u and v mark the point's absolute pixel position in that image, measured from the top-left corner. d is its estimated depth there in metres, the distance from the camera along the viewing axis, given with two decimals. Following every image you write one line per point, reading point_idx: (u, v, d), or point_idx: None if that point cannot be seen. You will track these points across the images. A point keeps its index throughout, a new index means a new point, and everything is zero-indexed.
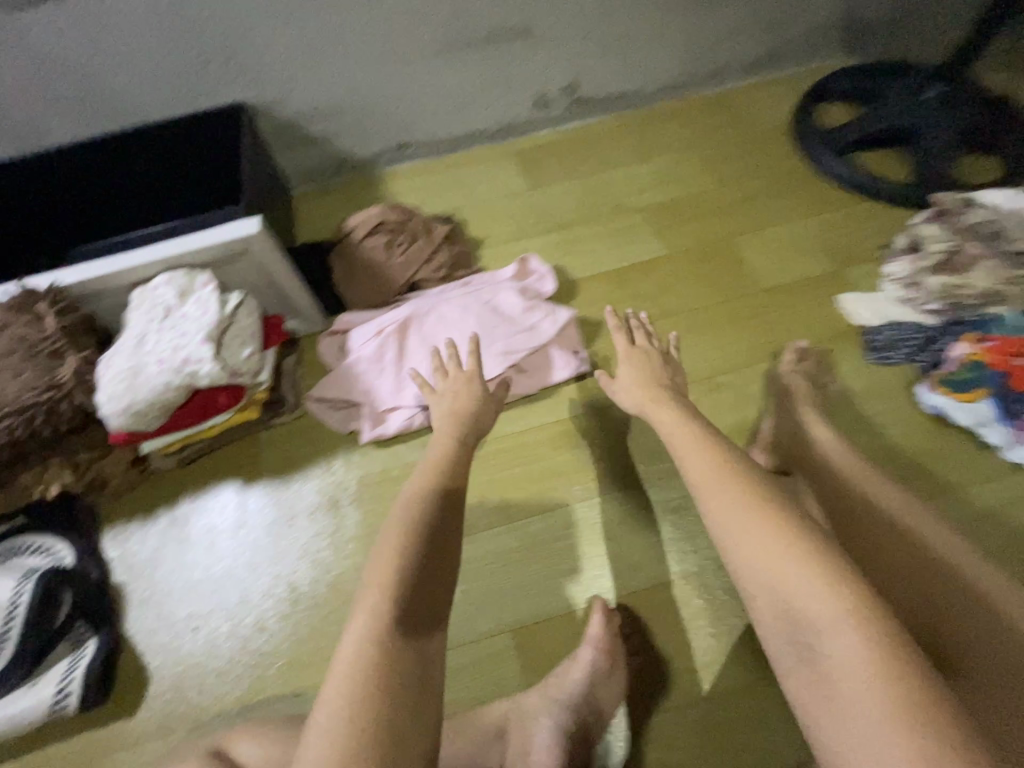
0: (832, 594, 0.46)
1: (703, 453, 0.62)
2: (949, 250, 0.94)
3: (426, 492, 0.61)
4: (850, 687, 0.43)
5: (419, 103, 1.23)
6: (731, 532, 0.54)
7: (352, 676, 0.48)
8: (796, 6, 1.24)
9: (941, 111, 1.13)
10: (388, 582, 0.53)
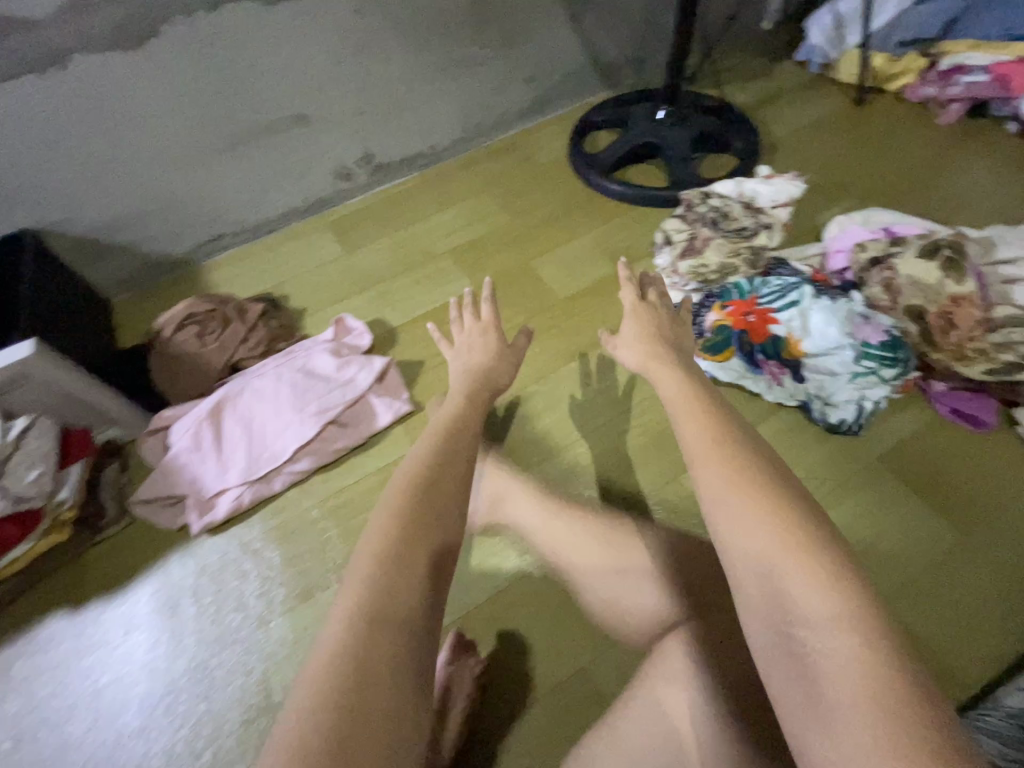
0: (834, 592, 0.44)
1: (701, 426, 0.58)
2: (692, 238, 1.09)
3: (436, 456, 0.58)
4: (831, 665, 0.41)
5: (221, 196, 1.29)
6: (720, 506, 0.51)
7: (346, 628, 0.43)
8: (545, 60, 1.44)
9: (672, 128, 1.34)
10: (398, 527, 0.50)
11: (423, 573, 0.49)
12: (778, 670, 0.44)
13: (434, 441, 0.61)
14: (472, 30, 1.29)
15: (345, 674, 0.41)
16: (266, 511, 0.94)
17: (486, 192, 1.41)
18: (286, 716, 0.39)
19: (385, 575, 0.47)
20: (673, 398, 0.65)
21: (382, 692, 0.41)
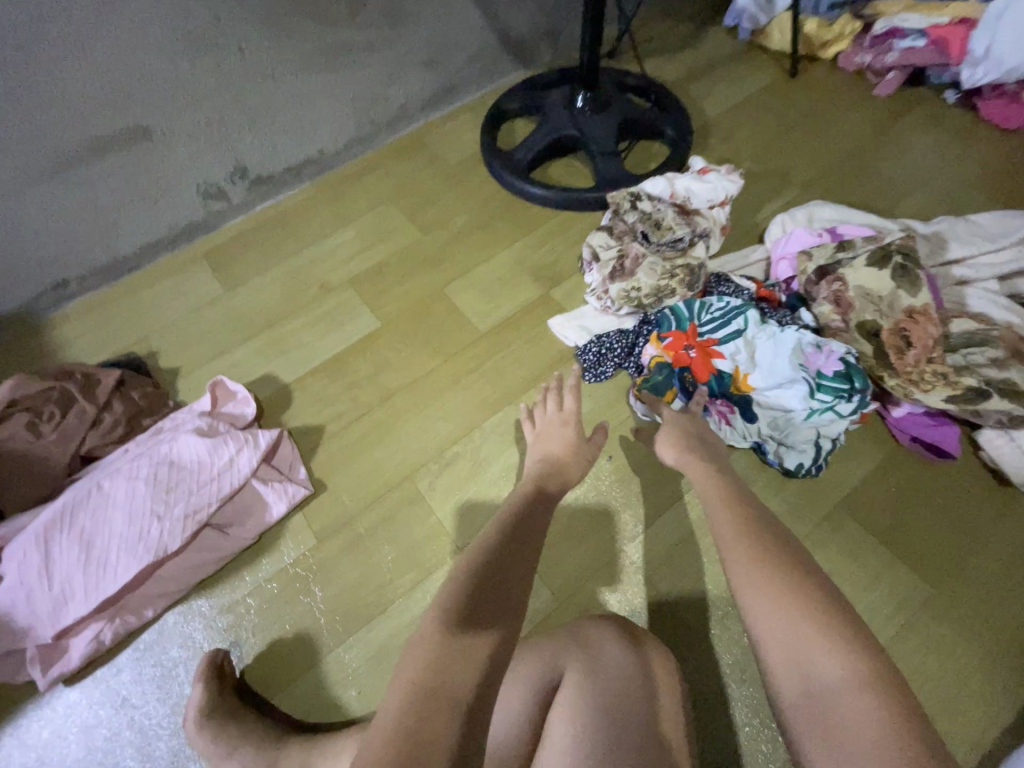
0: (851, 651, 0.42)
1: (722, 499, 0.57)
2: (622, 254, 0.95)
3: (518, 509, 0.58)
4: (850, 725, 0.39)
5: (53, 236, 1.04)
6: (742, 579, 0.48)
7: (422, 640, 0.42)
8: (443, 39, 1.23)
9: (593, 116, 1.17)
10: (483, 557, 0.50)
11: (508, 602, 0.46)
12: (806, 735, 0.41)
13: (517, 499, 0.60)
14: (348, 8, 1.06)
15: (420, 680, 0.39)
16: (137, 645, 0.77)
17: (391, 203, 1.21)
18: (378, 714, 0.39)
19: (465, 601, 0.45)
20: (703, 464, 0.65)
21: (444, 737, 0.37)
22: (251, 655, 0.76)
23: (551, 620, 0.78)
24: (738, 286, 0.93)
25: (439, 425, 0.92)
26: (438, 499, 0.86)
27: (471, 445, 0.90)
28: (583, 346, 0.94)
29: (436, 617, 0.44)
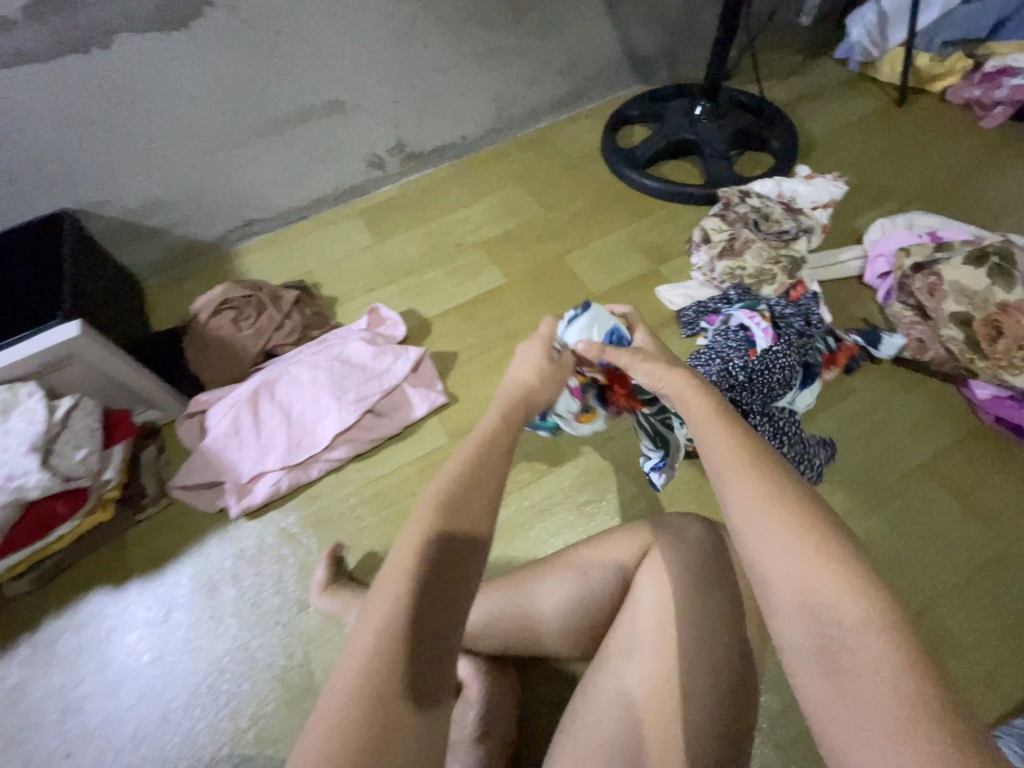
0: (869, 596, 0.41)
1: (726, 440, 0.51)
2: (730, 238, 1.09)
3: (467, 480, 0.48)
4: (860, 661, 0.39)
5: (254, 182, 1.26)
6: (753, 525, 0.45)
7: (359, 693, 0.38)
8: (582, 51, 1.42)
9: (710, 125, 1.32)
10: (425, 567, 0.43)
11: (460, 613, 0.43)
12: (808, 666, 0.40)
13: (470, 462, 0.49)
14: (510, 19, 1.26)
15: (365, 738, 0.36)
16: (302, 499, 0.95)
17: (519, 185, 1.40)
18: None
19: (417, 632, 0.41)
20: (696, 405, 0.57)
21: None
22: (389, 519, 0.92)
23: None
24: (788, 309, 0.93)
25: None
26: None
27: None
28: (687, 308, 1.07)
29: (375, 663, 0.39)
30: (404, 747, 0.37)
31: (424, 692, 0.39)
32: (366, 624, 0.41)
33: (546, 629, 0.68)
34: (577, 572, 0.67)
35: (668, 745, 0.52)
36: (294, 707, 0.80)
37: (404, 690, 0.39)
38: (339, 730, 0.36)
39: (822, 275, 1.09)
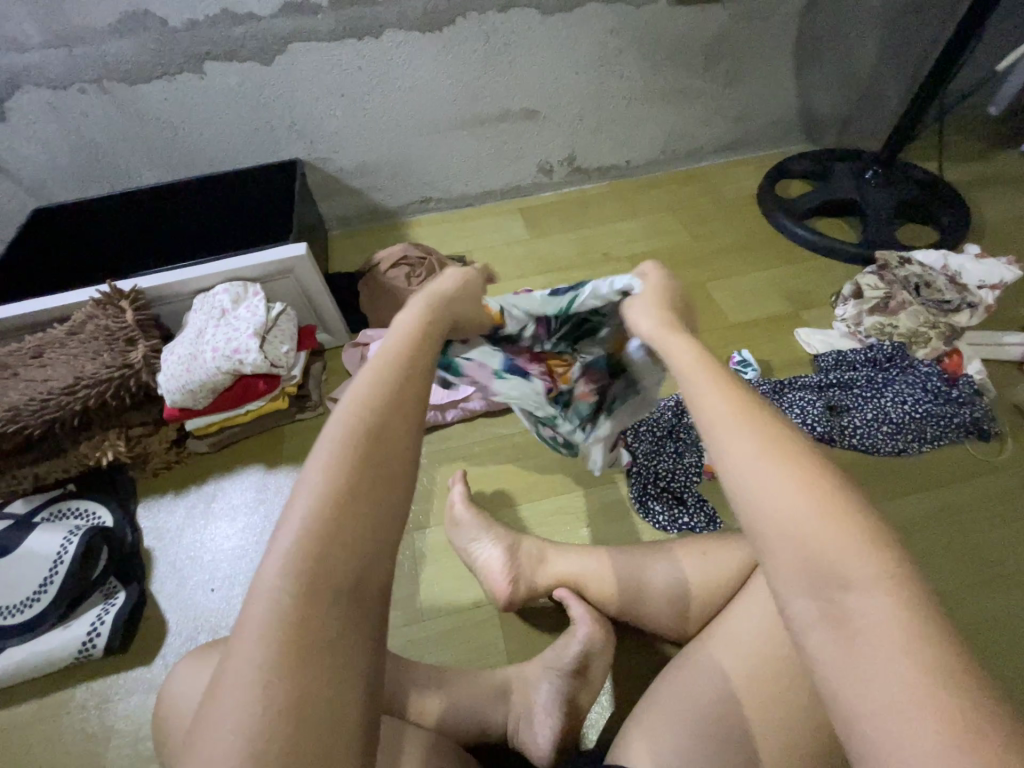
0: (874, 553, 0.34)
1: (721, 390, 0.46)
2: (884, 297, 1.10)
3: (385, 394, 0.44)
4: (868, 623, 0.32)
5: (443, 167, 1.44)
6: (749, 467, 0.40)
7: (272, 620, 0.35)
8: (759, 104, 1.49)
9: (879, 190, 1.34)
10: (341, 492, 0.39)
11: (380, 538, 0.39)
12: (817, 637, 0.34)
13: (386, 376, 0.46)
14: (703, 64, 1.37)
15: (293, 660, 0.34)
16: (435, 436, 1.06)
17: (671, 213, 1.49)
18: (233, 687, 0.33)
19: (349, 518, 0.38)
20: (687, 354, 0.53)
21: (335, 680, 0.35)
22: (506, 474, 1.00)
23: None
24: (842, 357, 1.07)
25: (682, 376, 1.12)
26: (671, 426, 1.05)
27: None
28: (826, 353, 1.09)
29: (293, 585, 0.36)
30: (337, 669, 0.35)
31: (352, 616, 0.37)
32: (279, 551, 0.37)
33: (658, 601, 0.74)
34: (700, 552, 0.74)
35: (783, 713, 0.52)
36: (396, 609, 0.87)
37: (329, 614, 0.36)
38: (263, 655, 0.34)
39: (976, 353, 1.07)
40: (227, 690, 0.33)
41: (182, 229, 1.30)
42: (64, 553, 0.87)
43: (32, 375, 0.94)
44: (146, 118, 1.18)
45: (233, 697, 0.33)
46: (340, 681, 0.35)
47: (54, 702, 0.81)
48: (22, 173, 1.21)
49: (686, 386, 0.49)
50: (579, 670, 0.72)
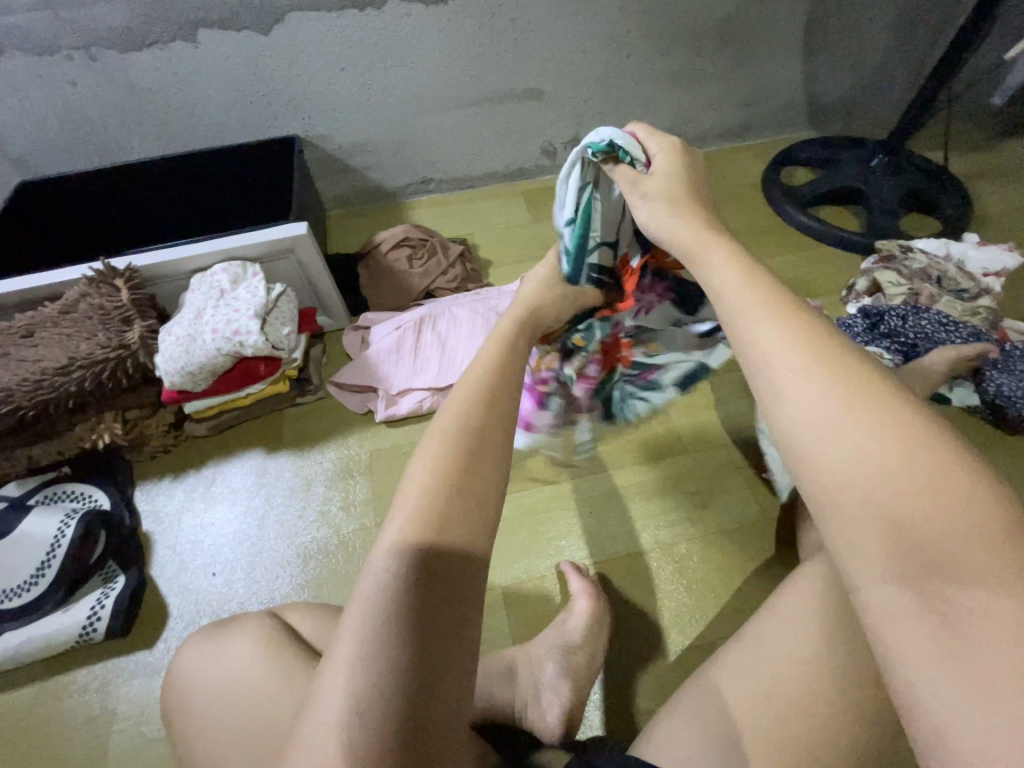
0: (1004, 544, 0.29)
1: (787, 335, 0.38)
2: (908, 293, 1.10)
3: (487, 396, 0.44)
4: (977, 618, 0.29)
5: (443, 147, 1.40)
6: (827, 434, 0.34)
7: (380, 615, 0.35)
8: (766, 88, 1.47)
9: (885, 179, 1.32)
10: (443, 493, 0.39)
11: (468, 539, 0.38)
12: (904, 626, 0.31)
13: (489, 378, 0.46)
14: (712, 46, 1.34)
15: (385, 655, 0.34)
16: None
17: None
18: (353, 676, 0.34)
19: (459, 521, 0.38)
20: (739, 278, 0.44)
21: (444, 681, 0.34)
22: (510, 459, 1.00)
23: (757, 528, 0.90)
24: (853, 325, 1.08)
25: None
26: (676, 413, 1.04)
27: (711, 384, 1.07)
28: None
29: (393, 584, 0.36)
30: (442, 667, 0.35)
31: (443, 628, 0.35)
32: (380, 549, 0.37)
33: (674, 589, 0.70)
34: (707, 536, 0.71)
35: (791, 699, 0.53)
36: None
37: (425, 616, 0.35)
38: (360, 656, 0.34)
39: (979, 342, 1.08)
40: (330, 680, 0.35)
41: (173, 205, 1.25)
42: (61, 538, 0.86)
43: (24, 355, 0.91)
44: (137, 88, 1.13)
45: (347, 682, 0.34)
46: (444, 678, 0.35)
47: (56, 684, 0.80)
48: (6, 144, 1.16)
49: (736, 326, 0.42)
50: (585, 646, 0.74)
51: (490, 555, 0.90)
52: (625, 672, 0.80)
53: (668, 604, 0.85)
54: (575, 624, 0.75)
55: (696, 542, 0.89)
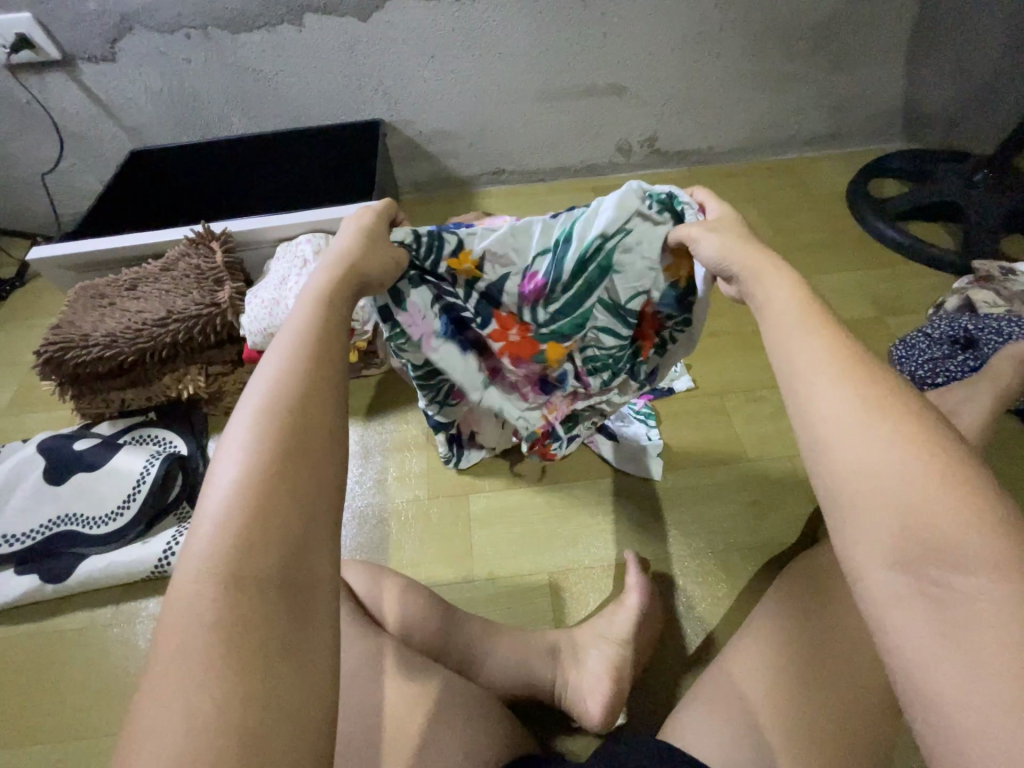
0: (1005, 537, 0.31)
1: (832, 346, 0.41)
2: (1007, 313, 1.02)
3: (302, 374, 0.42)
4: (971, 603, 0.30)
5: (520, 139, 1.41)
6: (850, 429, 0.37)
7: (192, 620, 0.32)
8: (861, 95, 1.40)
9: (989, 196, 1.23)
10: (254, 484, 0.36)
11: (312, 499, 0.38)
12: (903, 608, 0.33)
13: (299, 355, 0.44)
14: (807, 48, 1.30)
15: (223, 636, 0.32)
16: None
17: (752, 206, 1.42)
18: (157, 693, 0.31)
19: (265, 509, 0.36)
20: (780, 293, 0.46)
21: (273, 673, 0.32)
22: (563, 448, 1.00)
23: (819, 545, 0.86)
24: (911, 343, 1.04)
25: (754, 370, 1.07)
26: (737, 420, 1.01)
27: (777, 395, 1.03)
28: (898, 346, 1.06)
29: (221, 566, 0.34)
30: (272, 666, 0.32)
31: (285, 609, 0.34)
32: (195, 541, 0.35)
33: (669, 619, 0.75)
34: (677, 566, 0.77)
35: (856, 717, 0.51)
36: (446, 564, 0.89)
37: (264, 591, 0.34)
38: (182, 650, 0.31)
39: None
40: (160, 670, 0.31)
41: (262, 180, 1.33)
42: (145, 476, 0.92)
43: (128, 305, 0.99)
44: (243, 68, 1.21)
45: (155, 703, 0.30)
46: (277, 673, 0.32)
47: (127, 610, 0.86)
48: (124, 116, 1.27)
49: (778, 334, 0.44)
50: (631, 640, 0.73)
51: (536, 540, 0.91)
52: (667, 675, 0.78)
53: (718, 611, 0.82)
54: (624, 619, 0.74)
55: (751, 553, 0.86)
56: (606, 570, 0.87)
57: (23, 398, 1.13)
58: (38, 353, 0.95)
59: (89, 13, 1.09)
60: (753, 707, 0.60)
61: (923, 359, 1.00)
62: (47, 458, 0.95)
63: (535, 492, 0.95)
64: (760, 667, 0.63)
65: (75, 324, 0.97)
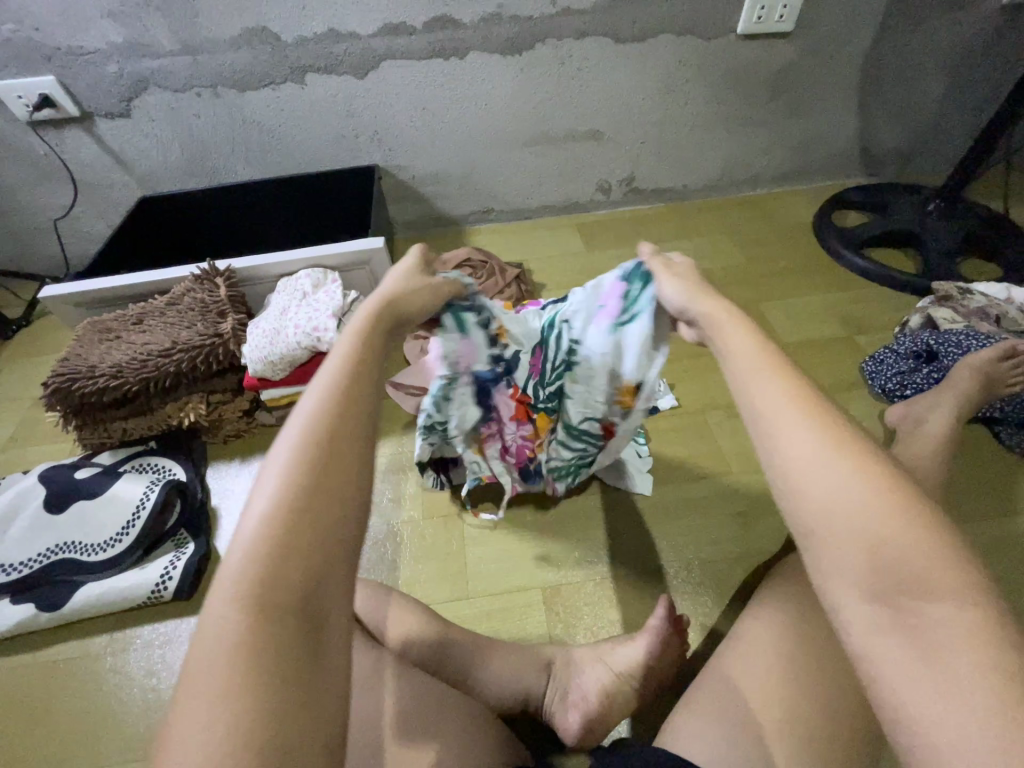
0: (952, 559, 0.35)
1: (778, 383, 0.44)
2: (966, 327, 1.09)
3: (340, 408, 0.43)
4: (936, 627, 0.33)
5: (506, 180, 1.51)
6: (809, 469, 0.39)
7: (222, 653, 0.34)
8: (819, 136, 1.52)
9: (942, 223, 1.33)
10: (288, 519, 0.38)
11: (338, 532, 0.39)
12: (878, 639, 0.35)
13: (335, 388, 0.45)
14: (766, 96, 1.42)
15: (233, 688, 0.33)
16: None
17: (726, 236, 1.51)
18: (188, 725, 0.32)
19: (300, 545, 0.37)
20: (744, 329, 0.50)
21: (300, 711, 0.34)
22: None
23: None
24: (877, 361, 1.11)
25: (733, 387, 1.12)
26: (720, 435, 1.05)
27: None
28: (867, 363, 1.12)
29: (239, 621, 0.35)
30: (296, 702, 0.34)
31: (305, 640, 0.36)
32: (222, 582, 0.36)
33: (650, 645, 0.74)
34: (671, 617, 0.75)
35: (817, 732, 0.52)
36: (442, 582, 0.90)
37: (283, 632, 0.35)
38: (214, 682, 0.33)
39: None
40: (186, 703, 0.33)
41: (263, 222, 1.41)
42: (144, 504, 0.94)
43: (134, 339, 1.03)
44: (249, 121, 1.31)
45: (186, 733, 0.32)
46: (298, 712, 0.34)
47: (119, 638, 0.86)
48: (135, 165, 1.35)
49: (740, 380, 0.46)
50: (626, 667, 0.73)
51: (530, 555, 0.92)
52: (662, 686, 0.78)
53: (711, 622, 0.83)
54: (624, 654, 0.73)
55: (738, 562, 0.89)
56: (599, 583, 0.89)
57: (25, 431, 1.16)
58: (44, 385, 0.98)
59: (107, 75, 1.19)
60: (742, 713, 0.61)
61: (891, 373, 1.07)
62: (48, 487, 0.97)
63: (528, 508, 0.98)
64: (750, 672, 0.65)
65: (82, 357, 1.01)
